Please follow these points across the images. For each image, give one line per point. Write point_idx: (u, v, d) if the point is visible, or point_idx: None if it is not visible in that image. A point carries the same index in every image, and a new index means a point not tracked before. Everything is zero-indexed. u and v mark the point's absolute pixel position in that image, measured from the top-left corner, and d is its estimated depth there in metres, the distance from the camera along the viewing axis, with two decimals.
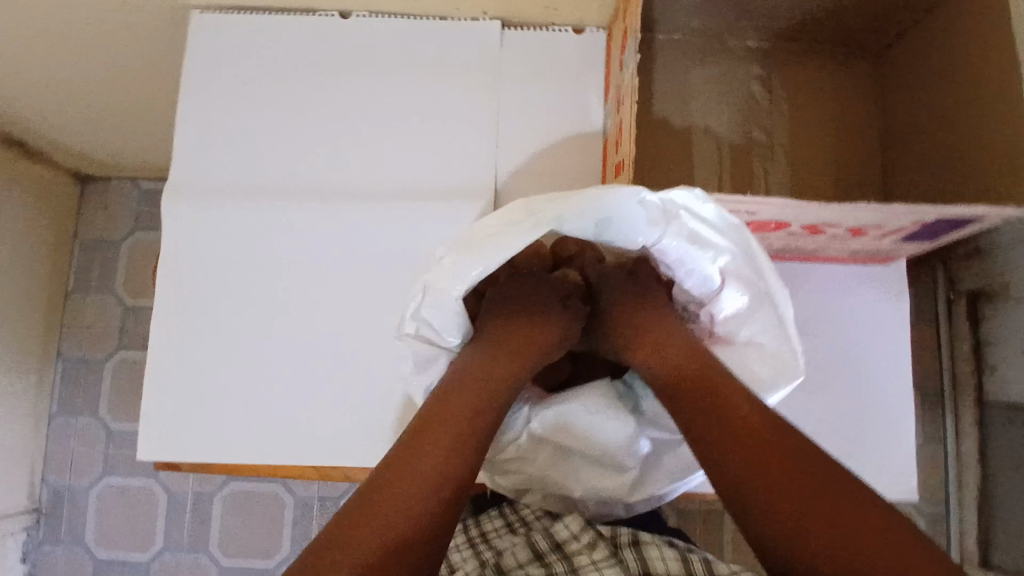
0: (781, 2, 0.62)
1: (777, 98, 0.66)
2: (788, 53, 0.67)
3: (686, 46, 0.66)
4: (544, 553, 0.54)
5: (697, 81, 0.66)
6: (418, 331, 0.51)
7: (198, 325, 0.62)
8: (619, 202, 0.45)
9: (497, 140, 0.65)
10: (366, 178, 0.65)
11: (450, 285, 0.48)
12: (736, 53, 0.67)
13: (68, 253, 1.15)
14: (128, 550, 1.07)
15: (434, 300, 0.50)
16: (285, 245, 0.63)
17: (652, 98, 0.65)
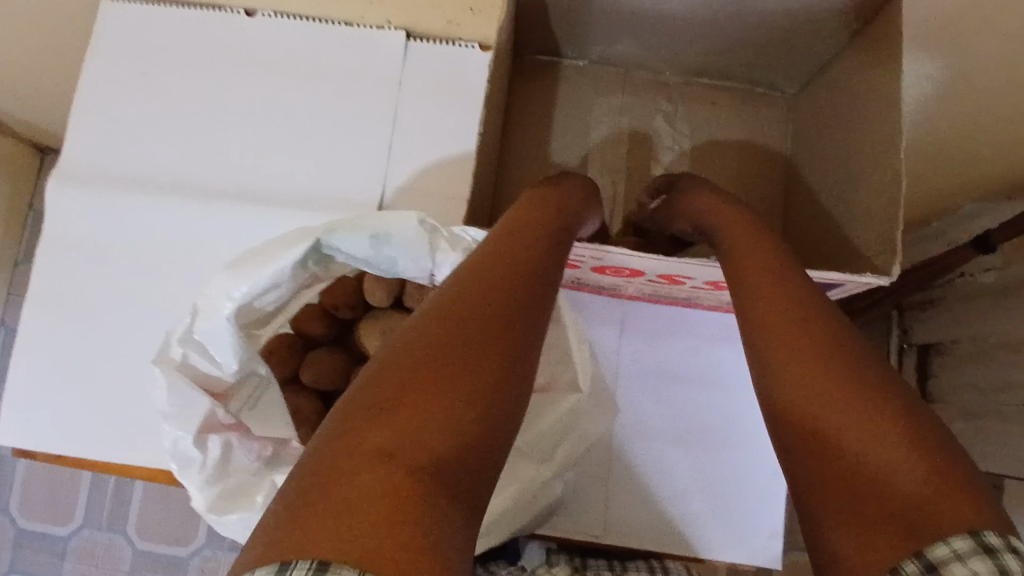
0: (690, 41, 0.65)
1: (679, 138, 0.71)
2: (698, 87, 0.72)
3: (597, 77, 0.72)
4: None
5: (598, 112, 0.71)
6: (184, 358, 0.49)
7: (69, 321, 0.61)
8: (397, 219, 0.50)
9: (389, 156, 0.63)
10: (252, 184, 0.63)
11: (221, 303, 0.48)
12: (644, 86, 0.72)
13: (22, 223, 1.15)
14: (48, 522, 1.08)
15: (202, 325, 0.49)
16: (161, 246, 0.62)
17: (552, 125, 0.71)
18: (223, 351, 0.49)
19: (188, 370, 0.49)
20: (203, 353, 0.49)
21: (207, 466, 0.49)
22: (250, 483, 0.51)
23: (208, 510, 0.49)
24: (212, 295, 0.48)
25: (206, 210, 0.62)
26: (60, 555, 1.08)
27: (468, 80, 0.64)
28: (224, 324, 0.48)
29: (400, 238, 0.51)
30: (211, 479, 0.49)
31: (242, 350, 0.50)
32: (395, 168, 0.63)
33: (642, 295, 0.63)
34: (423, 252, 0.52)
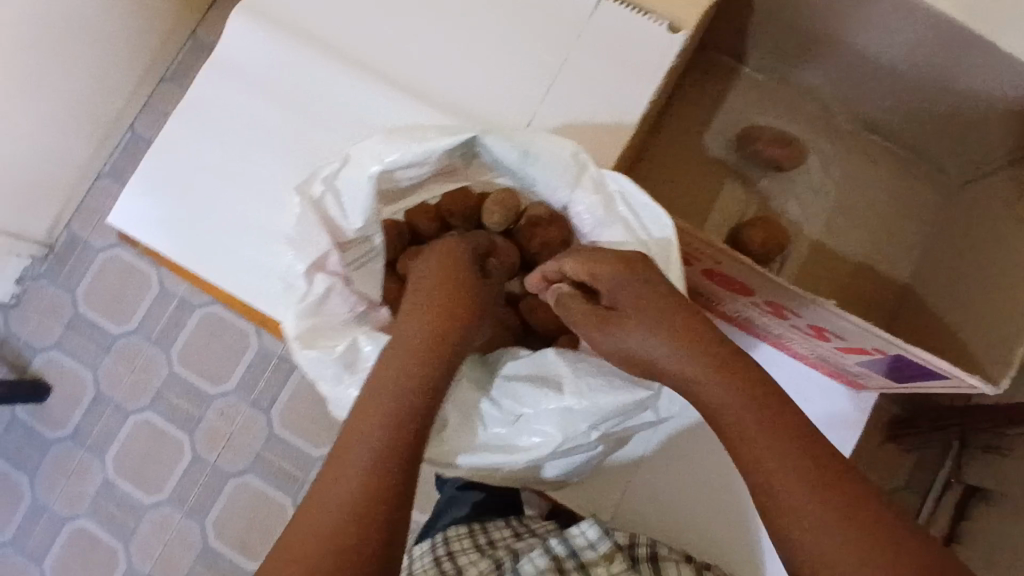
0: (882, 81, 0.67)
1: (827, 182, 0.73)
2: (866, 142, 0.74)
3: (766, 92, 0.74)
4: (563, 560, 0.60)
5: (757, 130, 0.74)
6: (322, 195, 0.55)
7: (207, 134, 0.65)
8: (549, 143, 0.56)
9: (543, 97, 0.64)
10: (414, 77, 0.65)
11: (371, 160, 0.55)
12: (814, 121, 0.74)
13: (179, 45, 1.21)
14: (106, 316, 1.16)
15: (351, 173, 0.55)
16: (308, 98, 0.64)
17: (710, 125, 0.74)
18: (356, 204, 0.55)
19: (319, 206, 0.55)
20: (337, 199, 0.56)
21: (306, 296, 0.54)
22: (336, 330, 0.55)
23: (295, 337, 0.53)
24: (366, 150, 0.55)
25: (363, 84, 0.64)
26: (105, 349, 1.16)
27: (644, 53, 0.64)
28: (366, 178, 0.55)
29: (548, 160, 0.56)
30: (306, 309, 0.54)
31: (371, 209, 0.56)
32: (546, 108, 0.64)
33: (734, 318, 0.62)
34: (565, 181, 0.58)
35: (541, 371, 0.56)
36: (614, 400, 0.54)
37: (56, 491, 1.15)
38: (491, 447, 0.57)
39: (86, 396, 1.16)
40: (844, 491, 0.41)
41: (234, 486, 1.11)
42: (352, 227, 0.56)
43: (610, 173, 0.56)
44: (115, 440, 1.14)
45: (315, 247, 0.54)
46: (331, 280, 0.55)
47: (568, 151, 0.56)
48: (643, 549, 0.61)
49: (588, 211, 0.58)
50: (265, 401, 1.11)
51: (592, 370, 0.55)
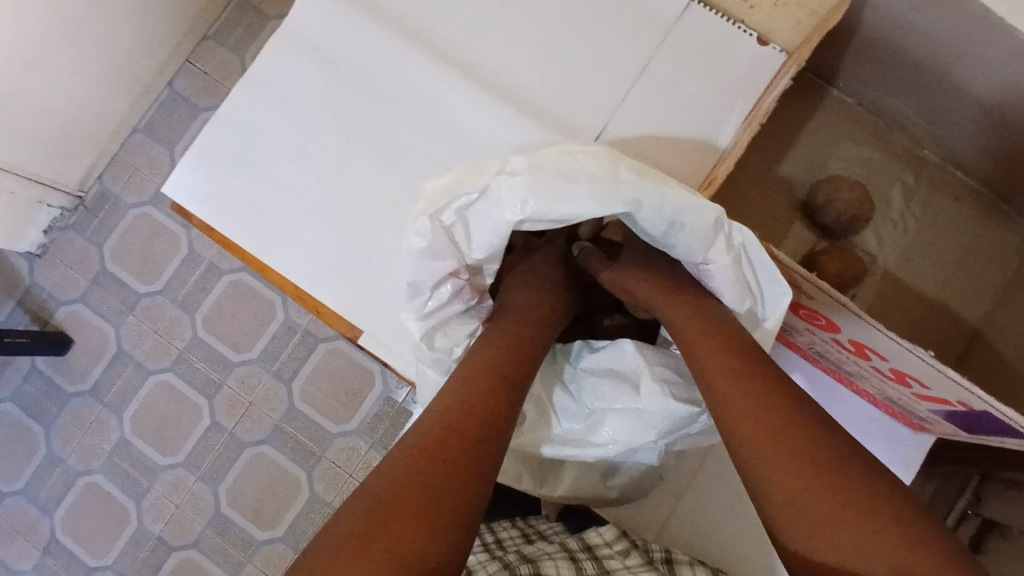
0: (970, 116, 0.65)
1: (908, 215, 0.75)
2: (949, 180, 0.74)
3: (851, 118, 0.75)
4: (575, 549, 0.60)
5: (837, 153, 0.75)
6: (451, 223, 0.55)
7: (273, 110, 0.63)
8: (695, 210, 0.52)
9: (623, 102, 0.62)
10: (492, 69, 0.63)
11: (512, 205, 0.53)
12: (897, 152, 0.75)
13: (224, 2, 1.17)
14: (132, 274, 1.15)
15: (481, 208, 0.54)
16: (382, 80, 0.63)
17: (791, 149, 0.76)
18: (483, 239, 0.55)
19: (449, 234, 0.56)
20: (466, 229, 0.56)
21: (429, 302, 0.57)
22: (453, 330, 0.59)
23: (418, 337, 0.58)
24: (507, 191, 0.53)
25: (439, 72, 0.63)
26: (129, 307, 1.14)
27: (729, 65, 0.61)
28: (502, 224, 0.54)
29: (692, 228, 0.53)
30: (427, 313, 0.57)
31: (498, 246, 0.56)
32: (622, 116, 0.62)
33: (809, 349, 0.62)
34: (701, 246, 0.54)
35: (619, 369, 0.59)
36: (686, 410, 0.57)
37: (71, 444, 1.15)
38: (569, 441, 0.60)
39: (108, 352, 1.15)
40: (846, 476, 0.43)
41: (251, 454, 1.10)
42: (475, 255, 0.56)
43: (737, 227, 0.54)
44: (133, 399, 1.14)
45: (440, 270, 0.56)
46: (454, 289, 0.57)
47: (712, 218, 0.52)
48: (655, 553, 0.62)
49: (718, 273, 0.55)
50: (287, 372, 1.10)
51: (667, 372, 0.57)
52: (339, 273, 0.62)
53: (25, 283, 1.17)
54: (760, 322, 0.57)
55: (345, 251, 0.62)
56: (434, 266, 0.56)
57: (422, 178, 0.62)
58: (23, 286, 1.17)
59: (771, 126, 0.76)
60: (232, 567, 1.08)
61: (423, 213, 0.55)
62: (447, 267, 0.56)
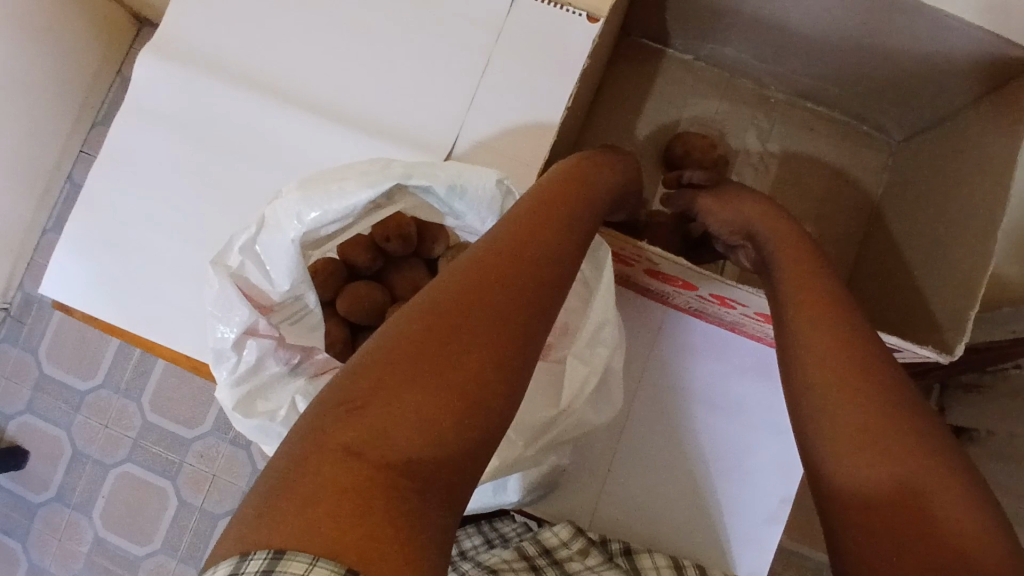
0: (817, 47, 0.66)
1: (767, 157, 0.75)
2: (802, 114, 0.76)
3: (698, 74, 0.76)
4: (534, 557, 0.58)
5: (689, 108, 0.76)
6: (241, 265, 0.52)
7: (128, 187, 0.63)
8: (473, 176, 0.53)
9: (467, 108, 0.62)
10: (335, 101, 0.63)
11: (288, 221, 0.50)
12: (747, 97, 0.76)
13: (107, 86, 1.17)
14: (71, 373, 1.14)
15: (267, 238, 0.51)
16: (229, 135, 0.62)
17: (642, 115, 0.76)
18: (279, 267, 0.52)
19: (241, 277, 0.51)
20: (259, 265, 0.52)
21: (237, 367, 0.51)
22: (272, 393, 0.53)
23: (232, 408, 0.51)
24: (281, 211, 0.51)
25: (286, 115, 0.62)
26: (75, 406, 1.13)
27: (563, 48, 0.62)
28: (288, 244, 0.51)
29: (474, 193, 0.53)
30: (238, 379, 0.52)
31: (297, 270, 0.52)
32: (466, 122, 0.62)
33: (687, 309, 0.64)
34: (490, 211, 0.55)
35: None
36: (539, 414, 0.55)
37: (48, 554, 1.14)
38: None
39: (64, 455, 1.14)
40: (854, 369, 0.46)
41: (224, 525, 1.09)
42: (277, 290, 0.53)
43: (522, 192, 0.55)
44: (98, 496, 1.13)
45: (238, 318, 0.50)
46: (260, 349, 0.52)
47: (493, 181, 0.53)
48: (613, 546, 0.61)
49: None
50: (243, 436, 1.10)
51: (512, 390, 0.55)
52: None
53: None
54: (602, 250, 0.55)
55: None
56: (233, 318, 0.50)
57: None
58: None
59: (628, 96, 0.77)
60: None
61: (207, 265, 0.51)
62: (244, 318, 0.51)
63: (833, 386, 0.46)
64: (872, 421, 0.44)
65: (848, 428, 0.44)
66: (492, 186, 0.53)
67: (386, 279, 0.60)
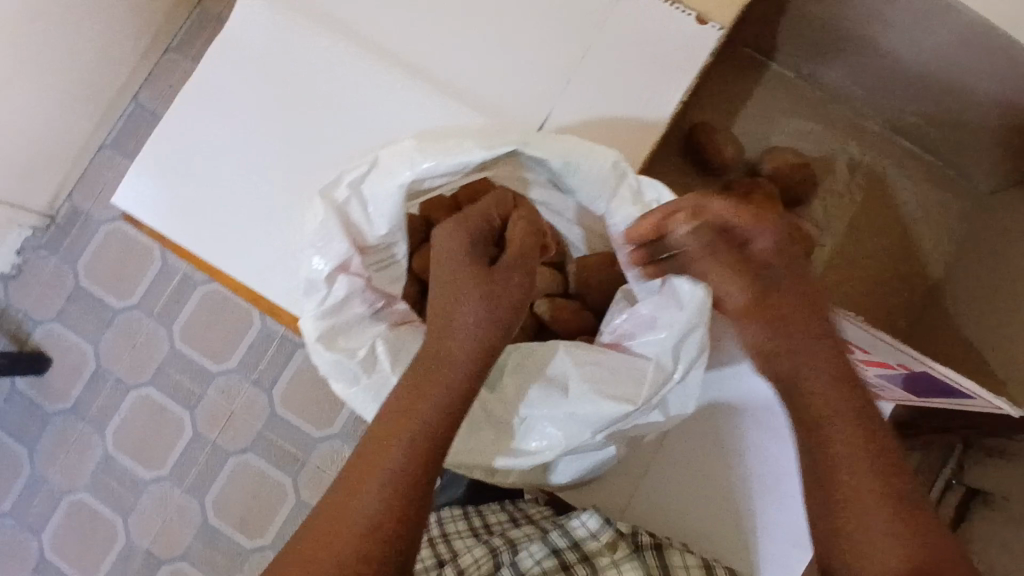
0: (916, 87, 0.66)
1: (853, 184, 0.78)
2: (896, 147, 0.78)
3: (798, 92, 0.78)
4: (563, 552, 0.62)
5: (782, 127, 0.78)
6: (347, 201, 0.55)
7: (213, 117, 0.63)
8: (589, 156, 0.55)
9: (562, 91, 0.62)
10: (435, 65, 0.64)
11: (400, 167, 0.54)
12: (845, 122, 0.78)
13: (185, 15, 1.17)
14: (107, 291, 1.15)
15: (377, 181, 0.54)
16: (322, 81, 0.62)
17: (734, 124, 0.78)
18: (382, 211, 0.55)
19: (345, 213, 0.55)
20: (362, 205, 0.55)
21: (326, 300, 0.54)
22: (354, 331, 0.55)
23: (314, 339, 0.54)
24: (394, 156, 0.54)
25: (380, 68, 0.62)
26: (105, 324, 1.15)
27: (666, 48, 0.61)
28: (395, 188, 0.54)
29: (588, 169, 0.55)
30: (324, 311, 0.54)
31: (394, 215, 0.55)
32: (561, 104, 0.62)
33: None
34: (603, 190, 0.56)
35: (549, 372, 0.57)
36: (614, 407, 0.54)
37: (56, 463, 1.15)
38: (504, 453, 0.56)
39: (86, 369, 1.15)
40: (866, 430, 0.48)
41: (235, 463, 1.11)
42: (375, 233, 0.56)
43: (648, 182, 0.56)
44: (114, 415, 1.14)
45: (336, 250, 0.54)
46: (349, 285, 0.54)
47: (607, 164, 0.55)
48: (643, 538, 0.62)
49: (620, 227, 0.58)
50: (266, 380, 1.11)
51: (596, 371, 0.56)
52: (289, 279, 0.61)
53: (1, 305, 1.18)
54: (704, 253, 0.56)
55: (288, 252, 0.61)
56: (332, 248, 0.54)
57: None
58: None
59: (722, 102, 0.78)
60: None
61: (316, 196, 0.55)
62: (339, 253, 0.54)
63: (864, 483, 0.47)
64: (896, 517, 0.46)
65: (874, 506, 0.47)
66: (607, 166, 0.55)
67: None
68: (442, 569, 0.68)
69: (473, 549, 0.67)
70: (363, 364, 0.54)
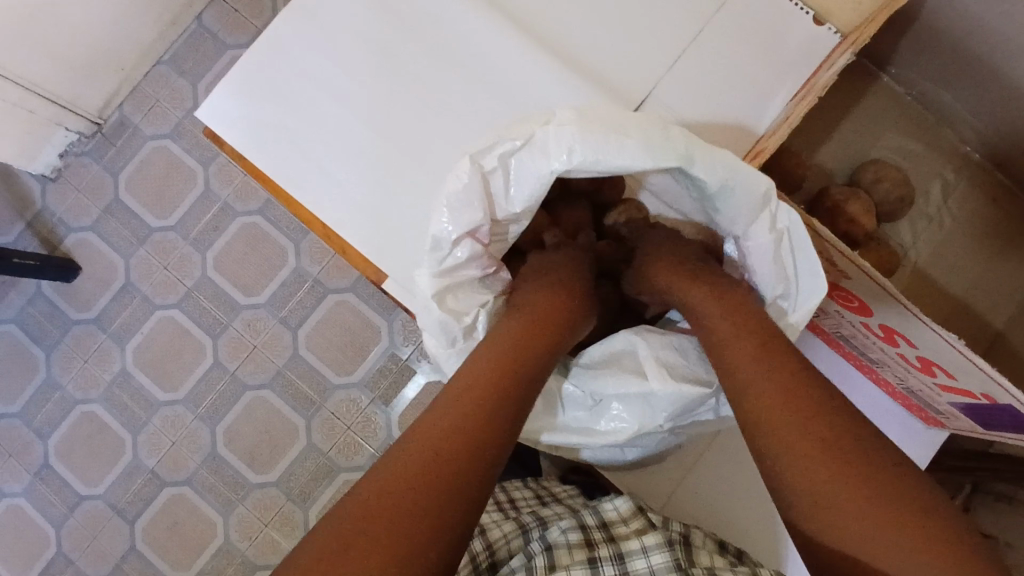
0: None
1: (942, 212, 0.79)
2: (988, 180, 0.79)
3: (900, 111, 0.79)
4: (592, 528, 0.62)
5: (876, 145, 0.79)
6: (493, 170, 0.55)
7: (317, 41, 0.62)
8: (747, 177, 0.53)
9: (669, 71, 0.62)
10: (543, 28, 0.63)
11: (557, 151, 0.53)
12: (940, 149, 0.79)
13: None
14: (146, 207, 1.14)
15: (529, 154, 0.55)
16: (432, 21, 0.62)
17: (827, 136, 0.79)
18: (523, 190, 0.56)
19: (490, 179, 0.56)
20: (505, 176, 0.56)
21: (447, 259, 0.56)
22: (464, 296, 0.59)
23: (428, 295, 0.57)
24: (552, 137, 0.53)
25: (490, 21, 0.62)
26: (139, 240, 1.14)
27: (781, 44, 0.60)
28: (544, 172, 0.54)
29: (740, 195, 0.54)
30: (443, 268, 0.57)
31: (533, 196, 0.56)
32: (669, 84, 0.62)
33: (831, 333, 0.63)
34: (747, 217, 0.55)
35: (622, 353, 0.59)
36: (698, 392, 0.56)
37: (72, 371, 1.15)
38: (569, 428, 0.60)
39: (115, 282, 1.14)
40: (855, 455, 0.45)
41: (251, 397, 1.10)
42: (512, 207, 0.57)
43: (785, 209, 0.55)
44: (137, 332, 1.14)
45: (468, 220, 0.55)
46: (470, 250, 0.57)
47: (761, 189, 0.53)
48: (673, 525, 0.62)
49: (757, 248, 0.56)
50: (294, 320, 1.10)
51: (669, 356, 0.57)
52: (367, 217, 0.61)
53: (36, 206, 1.16)
54: (785, 315, 0.57)
55: (374, 193, 0.61)
56: (464, 217, 0.55)
57: (462, 135, 0.61)
58: (33, 208, 1.16)
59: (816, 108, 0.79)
60: (224, 508, 1.09)
61: (465, 156, 0.55)
62: (473, 222, 0.56)
63: (853, 502, 0.44)
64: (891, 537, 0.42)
65: (862, 520, 0.43)
66: (759, 193, 0.54)
67: (552, 210, 0.64)
68: (473, 542, 0.66)
69: (502, 523, 0.66)
70: (465, 330, 0.59)
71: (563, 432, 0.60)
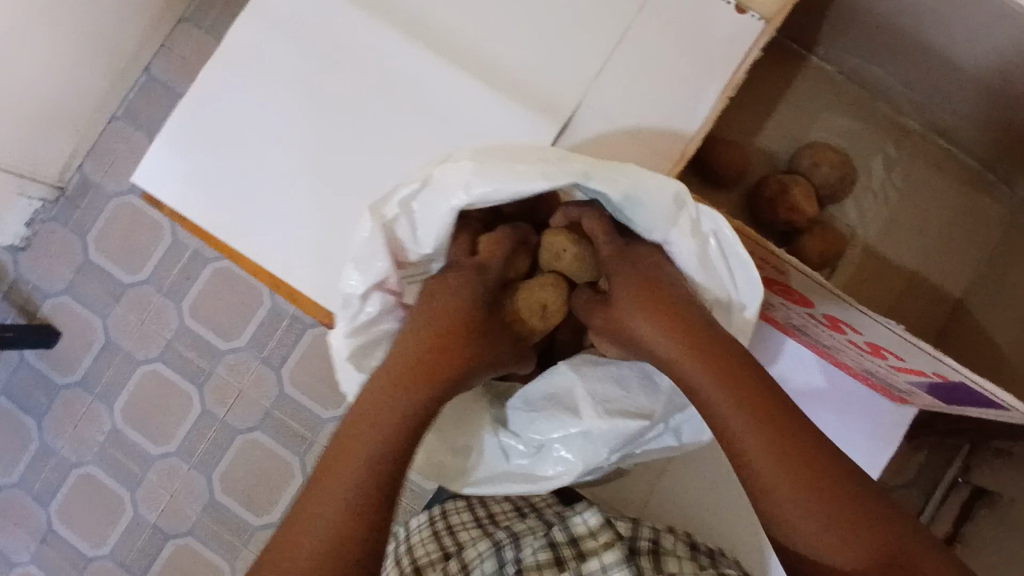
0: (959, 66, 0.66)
1: (889, 184, 0.78)
2: (934, 147, 0.78)
3: (839, 87, 0.78)
4: (560, 545, 0.62)
5: (818, 124, 0.78)
6: (396, 217, 0.56)
7: (246, 90, 0.62)
8: (650, 182, 0.52)
9: (596, 78, 0.61)
10: (464, 50, 0.62)
11: (455, 187, 0.53)
12: (883, 121, 0.78)
13: None
14: (117, 264, 1.14)
15: (428, 197, 0.55)
16: (356, 56, 0.61)
17: (769, 120, 0.79)
18: (429, 232, 0.56)
19: (394, 227, 0.56)
20: (410, 223, 0.56)
21: (358, 318, 0.57)
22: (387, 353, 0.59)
23: (345, 357, 0.57)
24: (450, 175, 0.53)
25: (413, 48, 0.61)
26: (115, 297, 1.14)
27: (704, 41, 0.60)
28: (445, 209, 0.54)
29: (649, 202, 0.53)
30: (357, 329, 0.57)
31: (440, 237, 0.56)
32: (596, 92, 0.61)
33: (786, 321, 0.64)
34: (664, 222, 0.54)
35: (552, 396, 0.60)
36: (635, 423, 0.58)
37: (64, 435, 1.15)
38: (514, 476, 0.61)
39: (96, 342, 1.14)
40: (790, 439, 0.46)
41: (241, 442, 1.10)
42: (421, 250, 0.57)
43: (708, 214, 0.54)
44: (123, 389, 1.14)
45: (376, 269, 0.56)
46: (381, 305, 0.57)
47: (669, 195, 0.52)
48: (642, 536, 0.63)
49: (682, 254, 0.55)
50: (275, 359, 1.10)
51: (605, 392, 0.59)
52: (313, 261, 0.61)
53: (10, 275, 1.17)
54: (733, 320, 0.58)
55: (316, 237, 0.61)
56: (373, 267, 0.56)
57: (395, 168, 0.61)
58: (7, 277, 1.16)
59: (757, 92, 0.79)
60: (228, 554, 1.09)
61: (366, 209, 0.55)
62: (379, 272, 0.56)
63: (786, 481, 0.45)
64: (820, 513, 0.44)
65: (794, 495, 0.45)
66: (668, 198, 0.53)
67: None
68: (446, 563, 0.65)
69: (477, 543, 0.66)
70: None
71: (507, 484, 0.61)
